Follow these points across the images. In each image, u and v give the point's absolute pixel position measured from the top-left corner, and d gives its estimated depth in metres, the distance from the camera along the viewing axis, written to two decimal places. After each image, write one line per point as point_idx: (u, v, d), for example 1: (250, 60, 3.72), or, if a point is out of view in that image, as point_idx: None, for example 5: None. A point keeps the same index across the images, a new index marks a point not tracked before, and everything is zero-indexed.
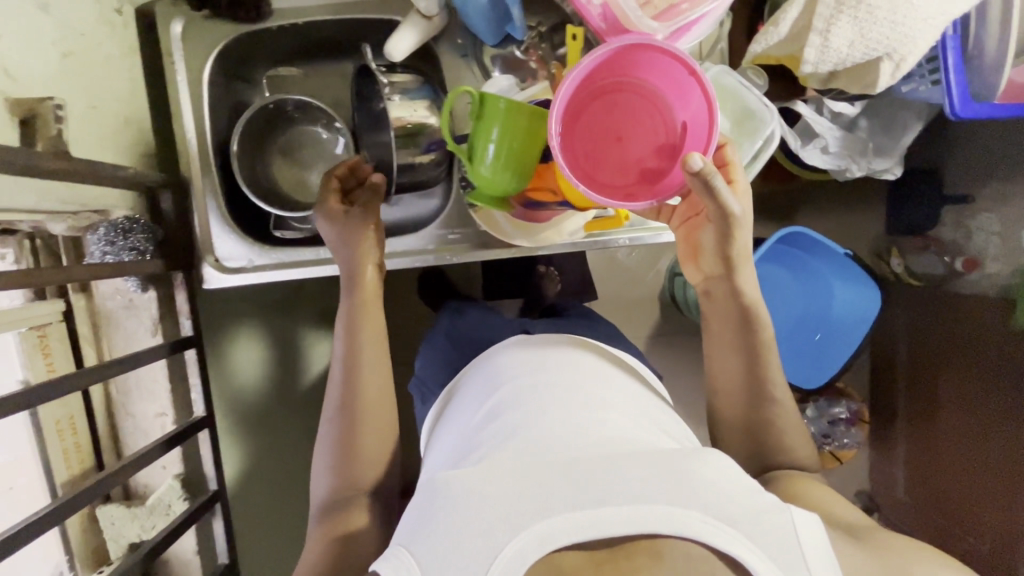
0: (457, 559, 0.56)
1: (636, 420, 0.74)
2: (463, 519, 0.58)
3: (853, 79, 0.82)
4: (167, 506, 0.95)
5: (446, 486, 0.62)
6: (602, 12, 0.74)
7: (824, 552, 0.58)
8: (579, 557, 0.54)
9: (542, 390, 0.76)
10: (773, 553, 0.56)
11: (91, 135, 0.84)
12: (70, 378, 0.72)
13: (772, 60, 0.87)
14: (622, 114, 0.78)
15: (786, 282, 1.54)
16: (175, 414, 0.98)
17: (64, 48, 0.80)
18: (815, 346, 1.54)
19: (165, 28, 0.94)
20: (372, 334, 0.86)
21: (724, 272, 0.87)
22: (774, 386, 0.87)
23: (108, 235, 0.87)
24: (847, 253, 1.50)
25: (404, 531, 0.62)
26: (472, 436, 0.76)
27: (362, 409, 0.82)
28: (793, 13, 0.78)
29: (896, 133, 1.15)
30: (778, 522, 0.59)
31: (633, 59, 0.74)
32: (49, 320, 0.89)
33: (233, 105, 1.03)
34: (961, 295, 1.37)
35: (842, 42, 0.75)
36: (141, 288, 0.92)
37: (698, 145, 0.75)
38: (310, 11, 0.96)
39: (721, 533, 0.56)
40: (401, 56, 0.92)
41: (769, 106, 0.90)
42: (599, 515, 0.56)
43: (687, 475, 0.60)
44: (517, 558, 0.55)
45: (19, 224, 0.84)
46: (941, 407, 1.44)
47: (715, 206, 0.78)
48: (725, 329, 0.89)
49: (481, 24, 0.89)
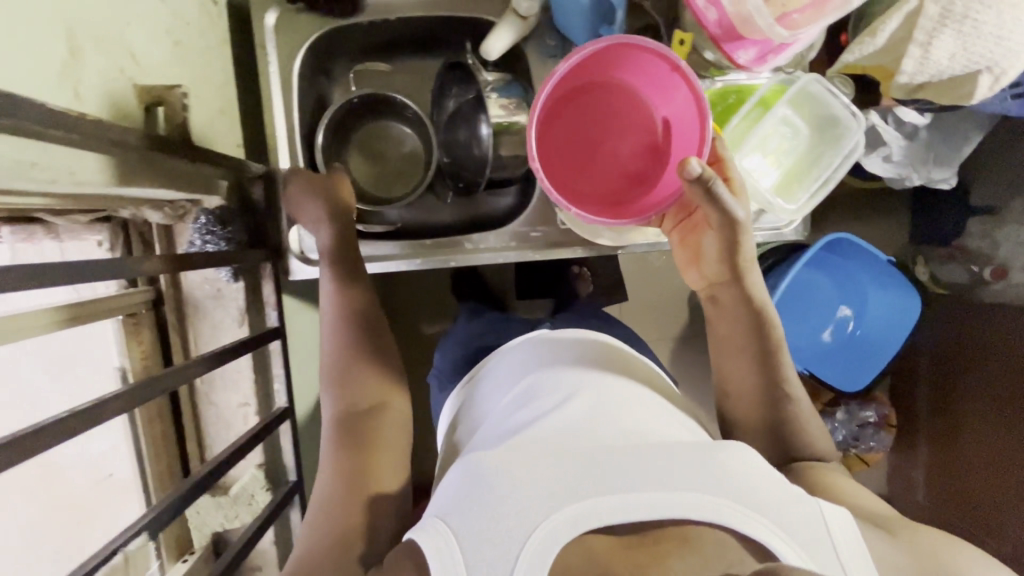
0: (493, 535, 0.56)
1: (654, 416, 0.73)
2: (500, 500, 0.57)
3: (945, 91, 0.85)
4: (249, 496, 0.96)
5: (478, 468, 0.61)
6: (718, 18, 0.76)
7: (848, 536, 0.60)
8: (607, 539, 0.56)
9: (563, 383, 0.76)
10: (799, 537, 0.59)
11: (196, 125, 0.84)
12: (167, 379, 0.64)
13: (858, 70, 0.91)
14: (607, 112, 0.88)
15: (824, 287, 1.52)
16: (257, 404, 0.98)
17: (175, 36, 0.80)
18: (850, 349, 1.53)
19: (258, 19, 0.94)
20: (356, 315, 0.86)
21: (730, 279, 0.81)
22: (793, 386, 0.80)
23: (207, 223, 0.87)
24: (889, 261, 1.45)
25: (439, 504, 0.61)
26: (493, 424, 0.75)
27: (361, 374, 0.82)
28: (892, 26, 0.81)
29: (956, 144, 1.16)
30: (803, 510, 0.60)
31: (617, 58, 0.83)
32: (140, 308, 0.88)
33: (316, 98, 1.03)
34: (984, 305, 1.36)
35: (943, 54, 0.78)
36: (233, 279, 0.93)
37: (681, 138, 0.84)
38: (402, 8, 0.96)
39: (751, 521, 0.57)
40: (496, 55, 0.94)
41: (857, 115, 0.94)
42: (627, 502, 0.58)
43: (714, 465, 0.61)
44: (552, 537, 0.56)
45: (119, 212, 0.80)
46: (961, 409, 1.43)
47: (716, 209, 0.74)
48: (735, 337, 0.82)
49: (578, 25, 0.90)
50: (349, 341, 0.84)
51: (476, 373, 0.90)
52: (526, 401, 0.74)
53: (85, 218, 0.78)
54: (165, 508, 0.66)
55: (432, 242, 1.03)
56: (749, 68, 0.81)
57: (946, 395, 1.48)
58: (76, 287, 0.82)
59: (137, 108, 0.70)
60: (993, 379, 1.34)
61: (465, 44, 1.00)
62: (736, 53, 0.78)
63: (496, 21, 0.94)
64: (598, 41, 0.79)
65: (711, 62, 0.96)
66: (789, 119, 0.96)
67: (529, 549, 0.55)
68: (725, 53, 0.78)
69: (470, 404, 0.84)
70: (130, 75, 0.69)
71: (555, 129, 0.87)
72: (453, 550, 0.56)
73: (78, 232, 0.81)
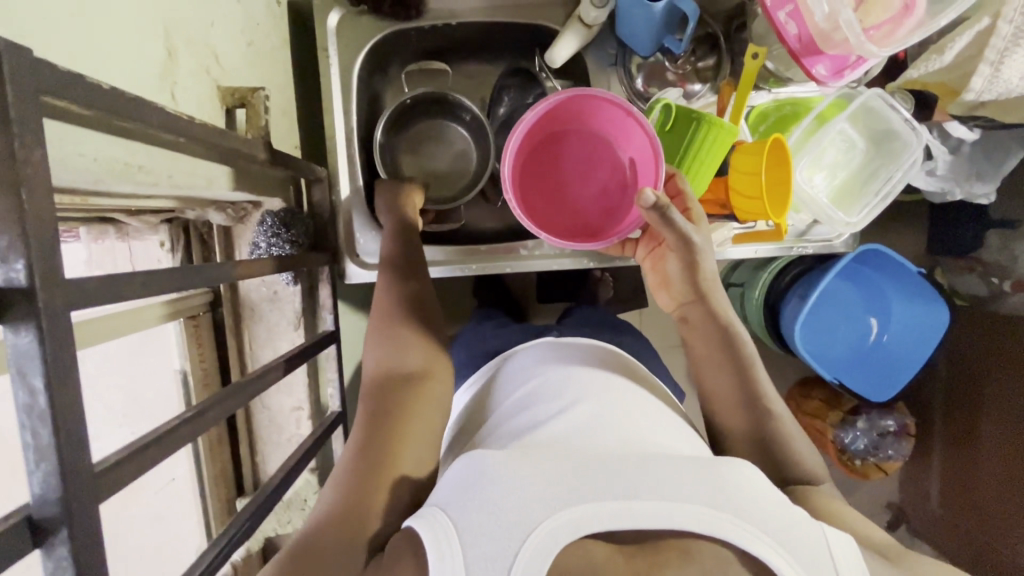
0: (494, 529, 0.47)
1: (674, 431, 0.65)
2: (502, 495, 0.49)
3: (1010, 109, 0.86)
4: (302, 501, 0.99)
5: (485, 462, 0.52)
6: (798, 32, 0.77)
7: (852, 555, 0.49)
8: (609, 548, 0.48)
9: (574, 387, 0.67)
10: (802, 557, 0.48)
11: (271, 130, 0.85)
12: (245, 386, 0.61)
13: (919, 85, 0.92)
14: (571, 162, 0.83)
15: (848, 301, 1.30)
16: (310, 409, 0.98)
17: (249, 38, 0.79)
18: (870, 365, 1.29)
19: (321, 21, 0.93)
20: (407, 291, 0.73)
21: (698, 297, 0.75)
22: (776, 401, 0.71)
23: (271, 226, 0.86)
24: (921, 272, 1.21)
25: (439, 495, 0.52)
26: (495, 431, 0.65)
27: (411, 346, 0.67)
28: (960, 43, 0.82)
29: (996, 160, 1.08)
30: (803, 528, 0.50)
31: (576, 106, 0.79)
32: (199, 309, 0.89)
33: (373, 100, 1.02)
34: (1010, 318, 1.18)
35: (1015, 73, 0.77)
36: (293, 283, 0.92)
37: (647, 178, 0.80)
38: (465, 13, 0.96)
39: (757, 539, 0.48)
40: (561, 62, 0.94)
41: (919, 131, 0.93)
42: (633, 508, 0.49)
43: (712, 478, 0.52)
44: (549, 541, 0.47)
45: (185, 213, 0.80)
46: (980, 423, 1.27)
47: (672, 227, 0.71)
48: (705, 344, 0.74)
49: (645, 35, 0.90)
50: (396, 306, 0.71)
51: (481, 375, 0.81)
52: (532, 402, 0.66)
53: (154, 218, 0.77)
54: (255, 506, 0.66)
55: (489, 247, 1.04)
56: (823, 85, 0.81)
57: (962, 407, 1.31)
58: (139, 303, 0.75)
59: (218, 110, 0.70)
60: (1010, 392, 1.19)
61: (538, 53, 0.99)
62: (814, 68, 0.78)
63: (561, 28, 0.94)
64: (550, 98, 0.77)
65: (771, 73, 0.97)
66: (845, 132, 0.97)
67: (525, 551, 0.46)
68: (804, 67, 0.78)
69: (474, 400, 0.77)
70: (213, 77, 0.68)
71: (518, 185, 0.82)
72: (447, 532, 0.48)
73: (143, 232, 0.80)
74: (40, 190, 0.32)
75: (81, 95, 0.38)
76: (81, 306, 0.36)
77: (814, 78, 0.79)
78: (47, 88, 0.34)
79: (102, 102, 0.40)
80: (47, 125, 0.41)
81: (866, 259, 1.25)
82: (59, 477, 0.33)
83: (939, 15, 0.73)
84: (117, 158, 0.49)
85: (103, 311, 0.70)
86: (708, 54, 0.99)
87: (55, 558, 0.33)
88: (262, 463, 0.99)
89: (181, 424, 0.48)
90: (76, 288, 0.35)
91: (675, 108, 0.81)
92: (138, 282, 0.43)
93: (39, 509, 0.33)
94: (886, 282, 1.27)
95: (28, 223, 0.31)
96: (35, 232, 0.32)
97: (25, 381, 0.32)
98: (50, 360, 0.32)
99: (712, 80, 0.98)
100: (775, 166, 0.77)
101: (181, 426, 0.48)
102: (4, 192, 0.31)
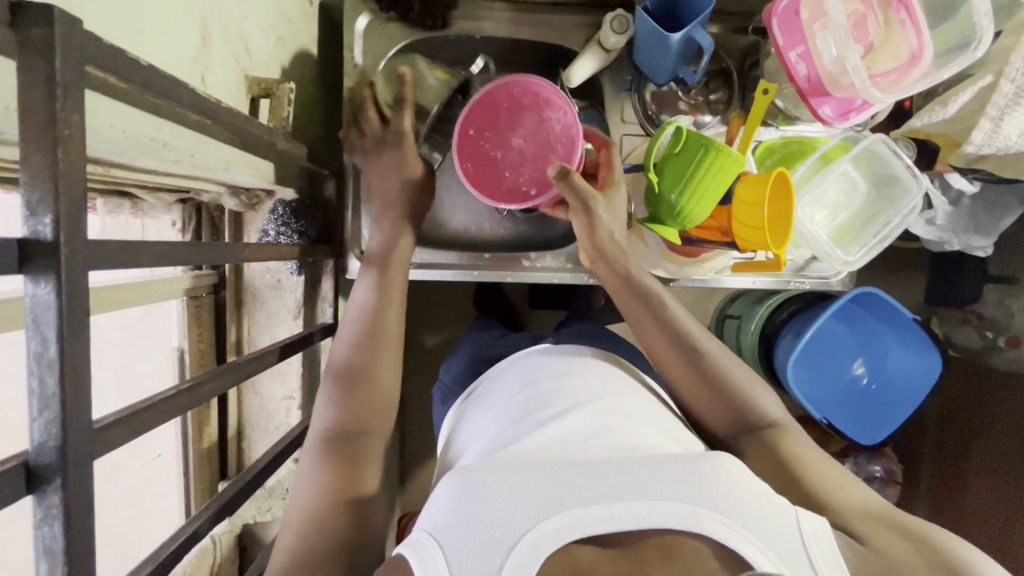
0: (481, 540, 0.48)
1: (667, 431, 0.65)
2: (489, 508, 0.50)
3: (1005, 164, 0.88)
4: (284, 490, 0.99)
5: (473, 478, 0.52)
6: (807, 73, 0.80)
7: (822, 535, 0.51)
8: (596, 552, 0.49)
9: (562, 393, 0.66)
10: (778, 549, 0.49)
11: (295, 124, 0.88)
12: (245, 362, 0.63)
13: (923, 135, 0.93)
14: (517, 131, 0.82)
15: (848, 346, 1.24)
16: (300, 399, 0.98)
17: (279, 33, 0.82)
18: (862, 407, 1.24)
19: (350, 22, 0.95)
20: (393, 307, 0.75)
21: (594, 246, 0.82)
22: (753, 389, 0.71)
23: (281, 215, 0.88)
24: (914, 319, 1.20)
25: (429, 516, 0.52)
26: (483, 439, 0.66)
27: (368, 368, 0.69)
28: (964, 96, 0.83)
29: (995, 215, 1.09)
30: (777, 515, 0.51)
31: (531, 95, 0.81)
32: (204, 291, 0.91)
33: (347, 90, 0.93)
34: (999, 374, 1.18)
35: (1014, 129, 0.79)
36: (297, 272, 0.93)
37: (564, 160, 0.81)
38: (493, 30, 0.98)
39: (733, 530, 0.49)
40: (577, 82, 0.95)
41: (917, 177, 0.95)
42: (614, 511, 0.50)
43: (690, 471, 0.53)
44: (531, 553, 0.48)
45: (197, 195, 0.81)
46: (972, 469, 1.24)
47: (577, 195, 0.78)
48: (675, 365, 0.72)
49: (661, 63, 0.92)
50: (384, 305, 0.75)
51: (469, 393, 0.82)
52: (525, 408, 0.66)
53: (169, 197, 0.80)
54: (240, 484, 0.67)
55: (492, 257, 1.02)
56: (829, 125, 0.83)
57: (954, 453, 1.30)
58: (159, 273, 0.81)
59: (244, 97, 0.73)
60: (1001, 442, 1.17)
61: (562, 72, 0.96)
62: (820, 108, 0.81)
63: (580, 49, 0.96)
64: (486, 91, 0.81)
65: (780, 111, 1.01)
66: (848, 173, 0.99)
67: (513, 559, 0.47)
68: (811, 106, 0.81)
69: (469, 410, 0.77)
70: (241, 66, 0.71)
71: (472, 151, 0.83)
72: (436, 552, 0.48)
73: (156, 210, 0.83)
74: (76, 148, 0.34)
75: (122, 70, 0.40)
76: (99, 269, 0.38)
77: (820, 119, 0.81)
78: (92, 56, 0.36)
79: (137, 74, 0.41)
80: (86, 95, 0.44)
81: (864, 303, 1.22)
82: (59, 426, 0.34)
83: (943, 68, 0.76)
84: (142, 133, 0.51)
85: (114, 281, 0.73)
86: (720, 88, 1.03)
87: (46, 505, 0.34)
88: (247, 449, 0.99)
89: (176, 395, 0.49)
90: (95, 250, 0.37)
91: (685, 132, 0.82)
92: (154, 251, 0.45)
93: (37, 456, 0.34)
94: (884, 327, 1.23)
95: (60, 181, 0.33)
96: (66, 189, 0.33)
97: (39, 330, 0.34)
98: (64, 309, 0.34)
99: (720, 110, 1.02)
100: (779, 199, 0.80)
101: (176, 396, 0.49)
102: (43, 150, 0.33)
